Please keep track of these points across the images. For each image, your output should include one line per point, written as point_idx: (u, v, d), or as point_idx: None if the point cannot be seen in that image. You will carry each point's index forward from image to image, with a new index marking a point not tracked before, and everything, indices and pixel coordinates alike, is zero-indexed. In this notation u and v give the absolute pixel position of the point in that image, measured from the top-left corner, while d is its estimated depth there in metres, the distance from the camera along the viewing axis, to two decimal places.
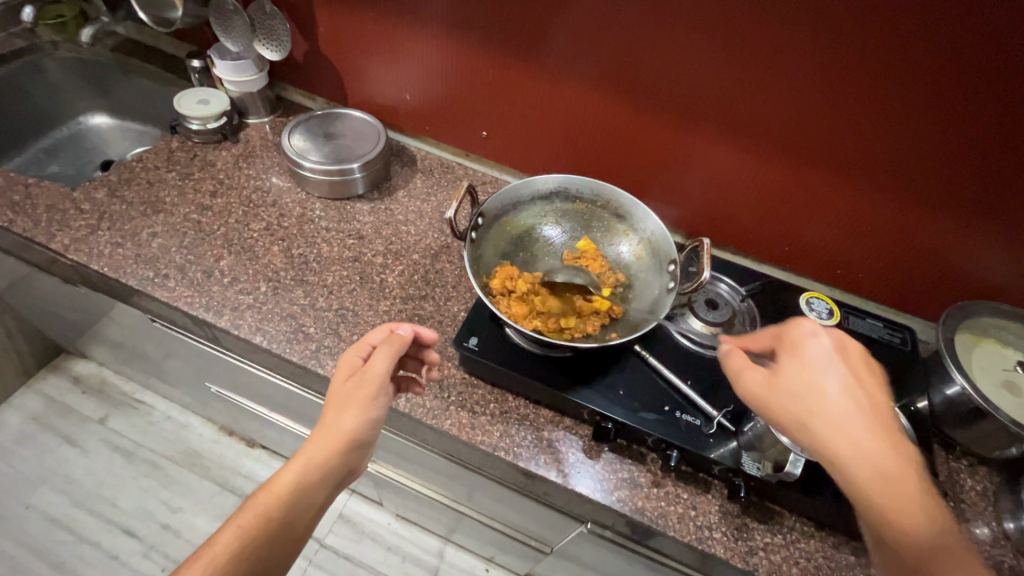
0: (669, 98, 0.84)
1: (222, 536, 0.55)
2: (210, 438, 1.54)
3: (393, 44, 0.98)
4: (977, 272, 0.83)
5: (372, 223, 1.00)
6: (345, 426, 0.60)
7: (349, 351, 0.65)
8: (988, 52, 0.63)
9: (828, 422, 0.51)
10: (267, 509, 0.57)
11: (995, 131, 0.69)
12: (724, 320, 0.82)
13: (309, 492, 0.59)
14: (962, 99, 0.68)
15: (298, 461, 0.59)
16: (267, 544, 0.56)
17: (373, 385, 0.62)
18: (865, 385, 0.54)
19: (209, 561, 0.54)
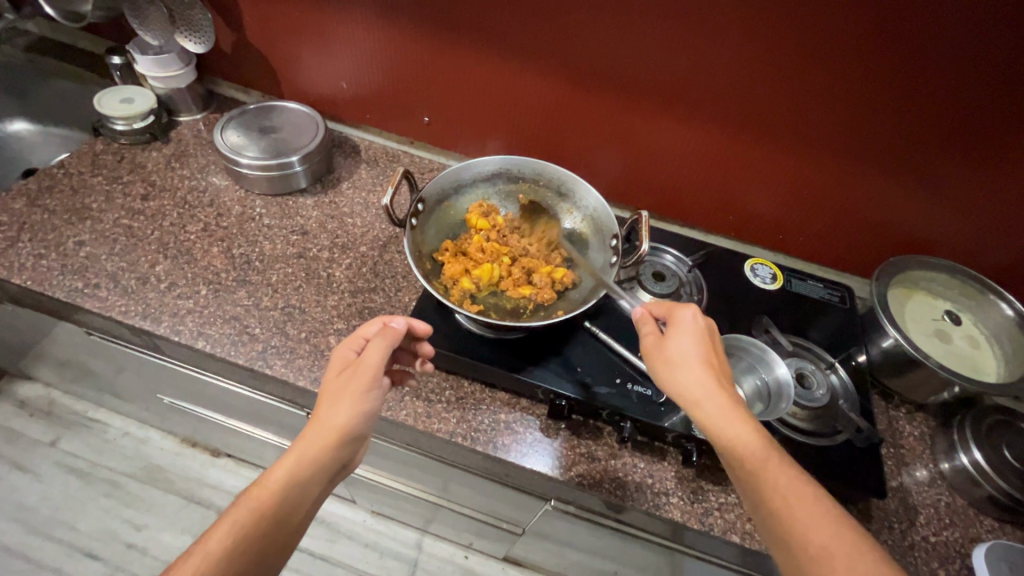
0: (604, 73, 0.84)
1: (213, 534, 0.52)
2: (172, 452, 1.50)
3: (323, 29, 0.94)
4: (904, 227, 0.87)
5: (316, 217, 0.97)
6: (339, 419, 0.58)
7: (343, 346, 0.64)
8: (897, 14, 0.65)
9: (682, 392, 0.56)
10: (260, 505, 0.54)
11: (910, 91, 0.71)
12: (672, 291, 0.82)
13: (302, 486, 0.56)
14: (882, 61, 0.70)
15: (290, 456, 0.56)
16: (261, 541, 0.53)
17: (366, 376, 0.60)
18: (711, 355, 0.58)
19: (201, 559, 0.50)
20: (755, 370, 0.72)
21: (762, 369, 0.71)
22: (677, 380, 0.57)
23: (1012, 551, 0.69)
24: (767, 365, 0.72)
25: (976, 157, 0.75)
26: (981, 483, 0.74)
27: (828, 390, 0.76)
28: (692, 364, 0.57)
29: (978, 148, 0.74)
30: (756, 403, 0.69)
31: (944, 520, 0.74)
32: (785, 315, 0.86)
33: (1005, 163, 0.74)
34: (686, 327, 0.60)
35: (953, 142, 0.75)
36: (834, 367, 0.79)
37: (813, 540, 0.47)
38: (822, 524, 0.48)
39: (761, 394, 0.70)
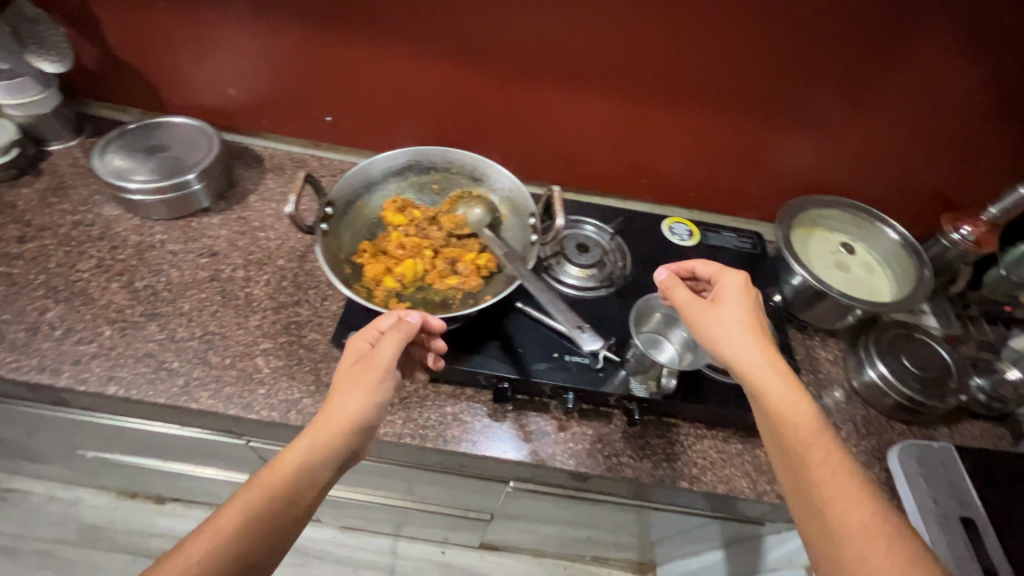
0: (502, 52, 0.83)
1: (225, 513, 0.49)
2: (108, 508, 1.39)
3: (199, 33, 0.87)
4: (798, 171, 0.94)
5: (225, 236, 0.92)
6: (350, 409, 0.55)
7: (357, 336, 0.62)
8: None
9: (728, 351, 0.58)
10: (271, 488, 0.51)
11: (786, 40, 0.76)
12: (596, 260, 0.85)
13: (314, 473, 0.53)
14: (757, 15, 0.74)
15: (302, 441, 0.54)
16: (270, 527, 0.49)
17: (381, 368, 0.57)
18: (757, 325, 0.60)
19: (213, 538, 0.47)
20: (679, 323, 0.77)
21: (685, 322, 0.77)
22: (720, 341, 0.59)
23: (920, 448, 0.76)
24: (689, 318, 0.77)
25: (853, 94, 0.81)
26: (888, 393, 0.82)
27: None
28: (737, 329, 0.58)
29: (855, 84, 0.80)
30: (686, 354, 0.75)
31: (862, 432, 0.82)
32: None
33: (877, 98, 0.81)
34: (733, 296, 0.61)
35: (832, 82, 0.80)
36: None
37: (840, 504, 0.49)
38: (857, 501, 0.49)
39: (688, 343, 0.76)
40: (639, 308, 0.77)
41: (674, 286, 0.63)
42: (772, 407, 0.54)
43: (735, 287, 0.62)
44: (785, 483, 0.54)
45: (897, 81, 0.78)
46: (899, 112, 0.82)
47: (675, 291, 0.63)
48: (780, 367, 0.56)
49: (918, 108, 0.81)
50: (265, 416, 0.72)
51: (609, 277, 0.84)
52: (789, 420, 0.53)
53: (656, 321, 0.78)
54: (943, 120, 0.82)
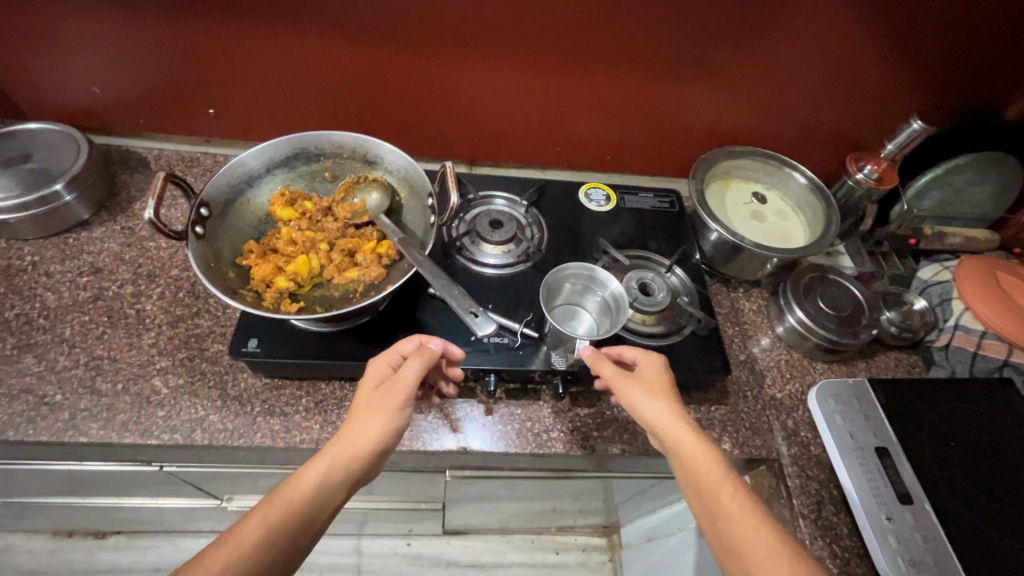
0: (385, 24, 0.77)
1: (248, 526, 0.48)
2: (44, 551, 1.30)
3: (41, 27, 0.77)
4: (708, 124, 0.93)
5: (109, 250, 0.84)
6: (370, 433, 0.54)
7: (380, 359, 0.61)
8: None
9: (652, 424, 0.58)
10: (291, 503, 0.50)
11: None
12: (512, 236, 0.82)
13: (332, 494, 0.52)
14: None
15: (323, 460, 0.52)
16: (288, 541, 0.49)
17: (401, 393, 0.57)
18: (676, 399, 0.61)
19: (235, 550, 0.47)
20: (592, 289, 0.74)
21: (598, 287, 0.73)
22: (645, 415, 0.59)
23: (838, 385, 0.78)
24: (602, 283, 0.73)
25: (751, 40, 0.79)
26: (809, 336, 0.84)
27: (669, 291, 0.80)
28: (660, 405, 0.59)
29: (753, 28, 0.78)
30: (604, 320, 0.73)
31: (786, 376, 0.84)
32: (624, 231, 0.90)
33: (774, 44, 0.80)
34: (652, 370, 0.63)
35: (730, 29, 0.78)
36: (672, 269, 0.84)
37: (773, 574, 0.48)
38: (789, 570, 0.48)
39: (604, 307, 0.73)
40: (548, 284, 0.72)
41: (599, 359, 0.63)
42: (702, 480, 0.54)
43: (652, 364, 0.63)
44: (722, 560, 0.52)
45: (790, 25, 0.77)
46: (798, 55, 0.81)
47: (600, 364, 0.63)
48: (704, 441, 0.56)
49: (815, 49, 0.80)
50: (167, 440, 0.67)
51: (525, 251, 0.81)
52: (716, 489, 0.53)
53: (568, 292, 0.75)
54: (838, 61, 0.82)
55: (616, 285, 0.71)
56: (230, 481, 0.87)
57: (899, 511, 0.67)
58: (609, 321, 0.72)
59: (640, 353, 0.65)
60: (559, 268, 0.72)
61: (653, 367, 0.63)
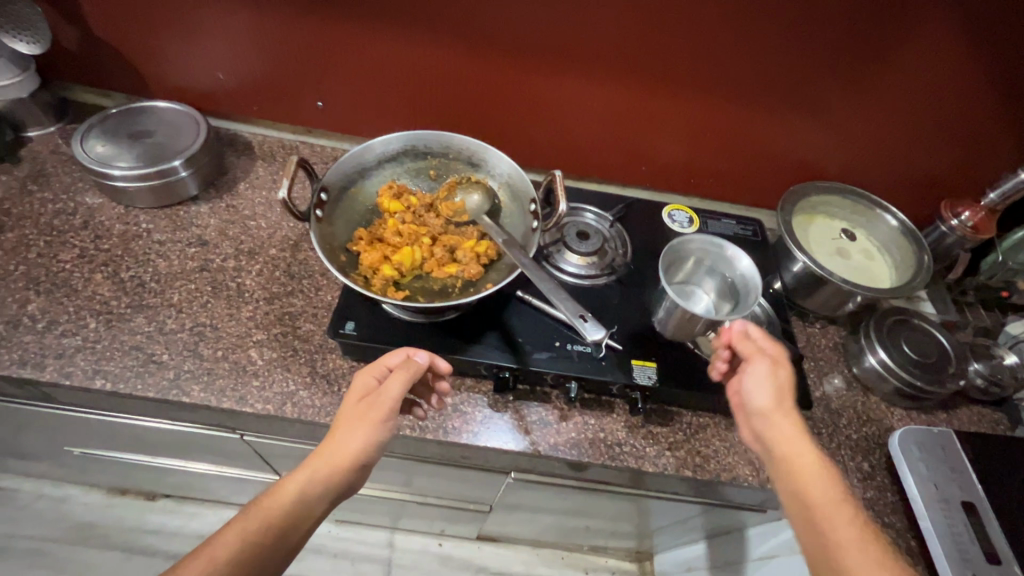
0: (497, 35, 0.81)
1: (225, 535, 0.51)
2: (100, 505, 1.36)
3: (186, 14, 0.84)
4: (798, 158, 0.93)
5: (215, 225, 0.89)
6: (350, 448, 0.55)
7: (365, 373, 0.62)
8: None
9: (772, 412, 0.60)
10: (270, 516, 0.53)
11: (787, 24, 0.74)
12: (597, 249, 0.84)
13: (310, 507, 0.54)
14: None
15: (302, 473, 0.55)
16: (266, 550, 0.52)
17: (384, 407, 0.58)
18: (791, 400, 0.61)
19: (209, 556, 0.50)
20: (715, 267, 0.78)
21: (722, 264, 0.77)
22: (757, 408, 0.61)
23: (921, 433, 0.76)
24: (726, 260, 0.77)
25: (856, 77, 0.80)
26: (889, 379, 0.82)
27: (752, 319, 0.81)
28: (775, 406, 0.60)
29: (861, 66, 0.78)
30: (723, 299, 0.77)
31: (863, 418, 0.82)
32: None
33: (878, 84, 0.80)
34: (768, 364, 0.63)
35: (837, 65, 0.78)
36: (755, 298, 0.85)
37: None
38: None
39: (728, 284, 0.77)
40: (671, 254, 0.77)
41: (742, 337, 0.65)
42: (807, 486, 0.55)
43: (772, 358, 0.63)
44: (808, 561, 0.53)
45: (898, 66, 0.78)
46: (904, 95, 0.81)
47: (743, 343, 0.64)
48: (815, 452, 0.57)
49: (923, 92, 0.80)
50: (260, 409, 0.71)
51: (610, 265, 0.83)
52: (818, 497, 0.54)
53: (688, 269, 0.79)
54: (945, 106, 0.81)
55: (745, 261, 0.74)
56: (297, 458, 0.90)
57: (985, 569, 0.64)
58: (733, 298, 0.76)
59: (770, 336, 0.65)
60: (686, 238, 0.77)
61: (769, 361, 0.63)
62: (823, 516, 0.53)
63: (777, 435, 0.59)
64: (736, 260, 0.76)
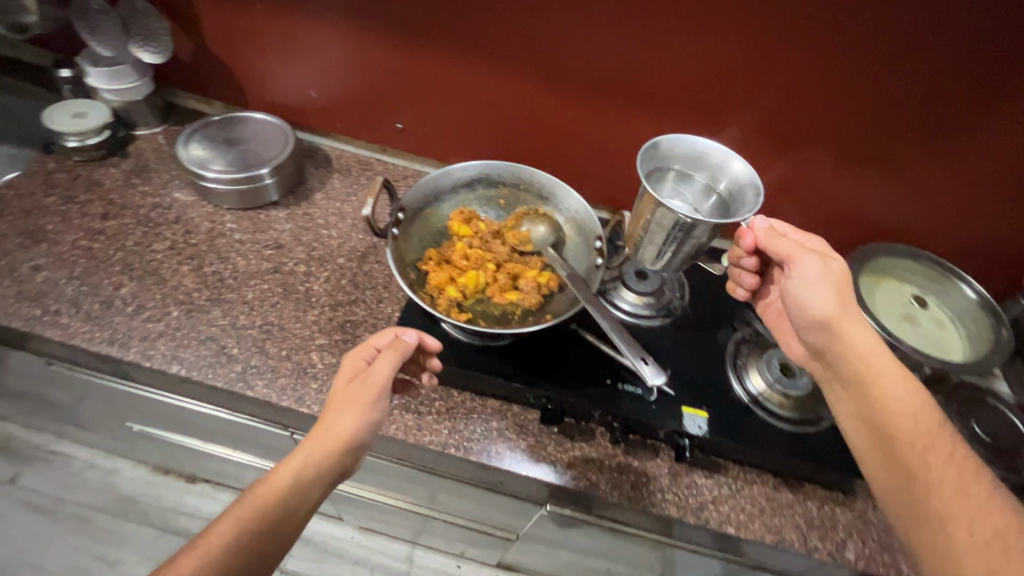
0: (577, 76, 0.85)
1: (218, 528, 0.51)
2: (144, 481, 1.43)
3: (290, 36, 0.92)
4: (869, 217, 0.91)
5: (290, 230, 0.94)
6: (343, 429, 0.55)
7: (353, 353, 0.61)
8: (846, 17, 0.69)
9: (861, 353, 0.57)
10: (265, 504, 0.52)
11: (866, 86, 0.75)
12: (655, 289, 0.84)
13: (306, 492, 0.54)
14: (839, 59, 0.73)
15: (294, 458, 0.54)
16: (263, 538, 0.51)
17: (375, 386, 0.58)
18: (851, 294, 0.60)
19: (205, 551, 0.49)
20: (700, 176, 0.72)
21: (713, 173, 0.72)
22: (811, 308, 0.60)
23: None
24: (712, 170, 0.71)
25: (937, 142, 0.78)
26: None
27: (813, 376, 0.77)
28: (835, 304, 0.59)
29: (943, 131, 0.77)
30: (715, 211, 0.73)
31: None
32: None
33: (961, 151, 0.78)
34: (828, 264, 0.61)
35: (916, 128, 0.78)
36: None
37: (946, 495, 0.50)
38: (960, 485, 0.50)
39: (716, 189, 0.72)
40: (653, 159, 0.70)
41: (780, 239, 0.64)
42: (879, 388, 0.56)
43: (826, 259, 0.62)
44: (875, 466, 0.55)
45: (984, 136, 0.76)
46: (988, 164, 0.79)
47: (781, 243, 0.63)
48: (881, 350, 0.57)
49: (1009, 162, 0.78)
50: (316, 411, 0.73)
51: (667, 307, 0.83)
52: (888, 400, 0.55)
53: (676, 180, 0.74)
54: None
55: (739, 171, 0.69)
56: None
57: None
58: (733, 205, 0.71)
59: (804, 233, 0.66)
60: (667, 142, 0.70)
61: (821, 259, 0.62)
62: (912, 455, 0.52)
63: (870, 380, 0.56)
64: (725, 163, 0.70)
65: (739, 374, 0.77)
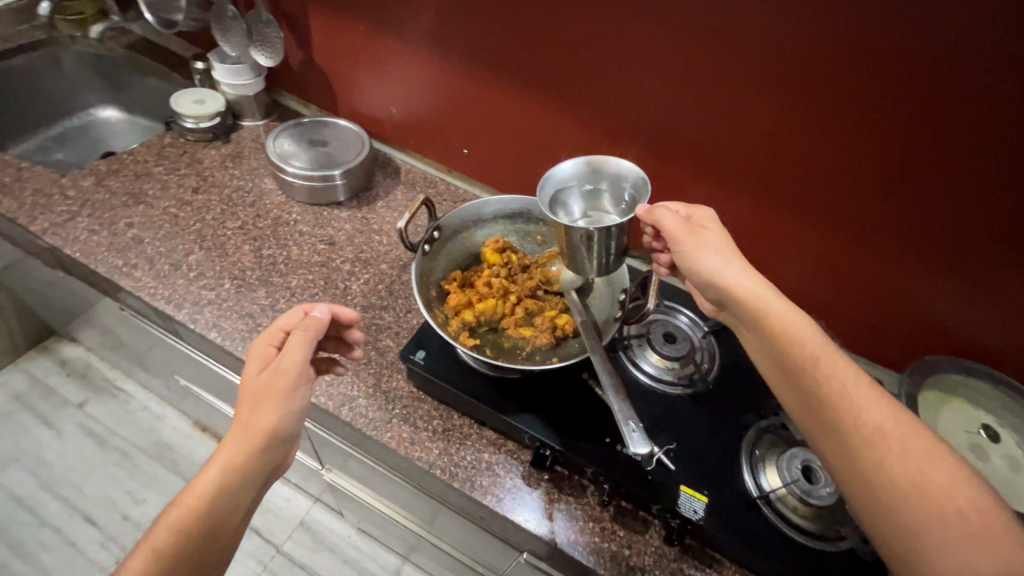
0: (638, 123, 0.85)
1: (144, 551, 0.55)
2: (182, 433, 1.55)
3: (383, 57, 1.00)
4: (943, 322, 0.79)
5: (346, 230, 1.01)
6: (262, 426, 0.60)
7: (263, 339, 0.65)
8: (917, 88, 0.64)
9: (793, 335, 0.56)
10: (183, 520, 0.56)
11: (937, 166, 0.67)
12: (682, 355, 0.80)
13: (230, 492, 0.58)
14: (907, 134, 0.67)
15: (213, 467, 0.58)
16: (192, 548, 0.56)
17: (290, 376, 0.62)
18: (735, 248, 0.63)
19: (135, 573, 0.53)
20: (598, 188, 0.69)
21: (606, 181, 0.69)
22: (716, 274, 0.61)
23: None
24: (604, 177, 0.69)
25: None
26: None
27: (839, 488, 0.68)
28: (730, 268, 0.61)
29: None
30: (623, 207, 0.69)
31: None
32: None
33: None
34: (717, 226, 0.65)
35: (994, 242, 0.69)
36: None
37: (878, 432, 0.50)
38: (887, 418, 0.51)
39: (624, 198, 0.69)
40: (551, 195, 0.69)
41: (659, 211, 0.65)
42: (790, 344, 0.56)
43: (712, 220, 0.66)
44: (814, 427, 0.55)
45: None
46: None
47: (661, 215, 0.64)
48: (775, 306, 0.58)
49: None
50: (322, 403, 0.77)
51: (689, 376, 0.79)
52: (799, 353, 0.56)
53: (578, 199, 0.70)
54: None
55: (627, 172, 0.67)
56: None
57: None
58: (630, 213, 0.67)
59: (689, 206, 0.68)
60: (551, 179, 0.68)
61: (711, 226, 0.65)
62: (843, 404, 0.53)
63: (810, 368, 0.55)
64: (623, 174, 0.68)
65: (755, 464, 0.71)
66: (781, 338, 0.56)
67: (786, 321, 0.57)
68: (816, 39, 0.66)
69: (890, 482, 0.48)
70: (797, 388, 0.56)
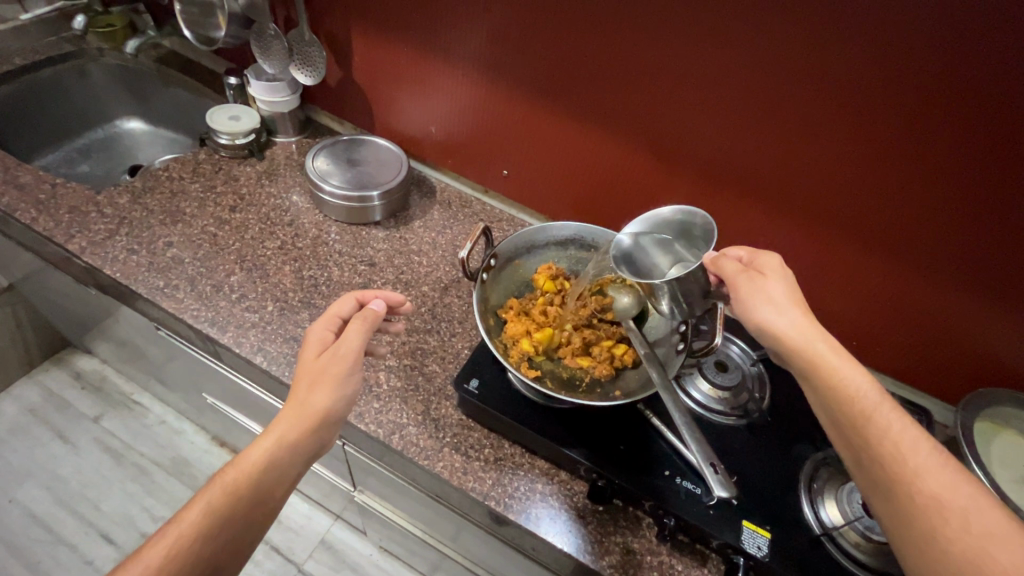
0: (685, 152, 0.84)
1: (188, 512, 0.51)
2: (200, 448, 1.53)
3: (423, 77, 1.00)
4: (993, 356, 0.79)
5: (385, 250, 1.00)
6: (318, 404, 0.58)
7: (320, 325, 0.64)
8: (986, 136, 0.63)
9: (844, 385, 0.52)
10: (233, 488, 0.53)
11: (1000, 211, 0.67)
12: (734, 384, 0.79)
13: (280, 468, 0.56)
14: (970, 179, 0.66)
15: (267, 438, 0.56)
16: (237, 523, 0.52)
17: (348, 359, 0.61)
18: (796, 295, 0.58)
19: (175, 539, 0.49)
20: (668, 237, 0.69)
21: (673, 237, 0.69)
22: (764, 321, 0.57)
23: None
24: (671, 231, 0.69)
25: None
26: None
27: None
28: (788, 315, 0.56)
29: None
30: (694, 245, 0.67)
31: None
32: None
33: None
34: (775, 269, 0.60)
35: None
36: None
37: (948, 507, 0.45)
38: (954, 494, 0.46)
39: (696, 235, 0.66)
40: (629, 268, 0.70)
41: (720, 259, 0.62)
42: (847, 406, 0.51)
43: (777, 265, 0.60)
44: (874, 496, 0.50)
45: None
46: None
47: (721, 263, 0.62)
48: (832, 361, 0.53)
49: None
50: (372, 430, 0.76)
51: (743, 407, 0.78)
52: (856, 417, 0.51)
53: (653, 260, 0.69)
54: None
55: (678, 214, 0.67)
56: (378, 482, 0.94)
57: None
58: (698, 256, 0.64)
59: (752, 251, 0.63)
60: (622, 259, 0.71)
61: (767, 268, 0.60)
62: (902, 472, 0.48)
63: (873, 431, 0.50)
64: (686, 214, 0.66)
65: (813, 499, 0.70)
66: (830, 386, 0.52)
67: (842, 375, 0.53)
68: (880, 83, 0.65)
69: (948, 548, 0.44)
70: (847, 440, 0.52)
